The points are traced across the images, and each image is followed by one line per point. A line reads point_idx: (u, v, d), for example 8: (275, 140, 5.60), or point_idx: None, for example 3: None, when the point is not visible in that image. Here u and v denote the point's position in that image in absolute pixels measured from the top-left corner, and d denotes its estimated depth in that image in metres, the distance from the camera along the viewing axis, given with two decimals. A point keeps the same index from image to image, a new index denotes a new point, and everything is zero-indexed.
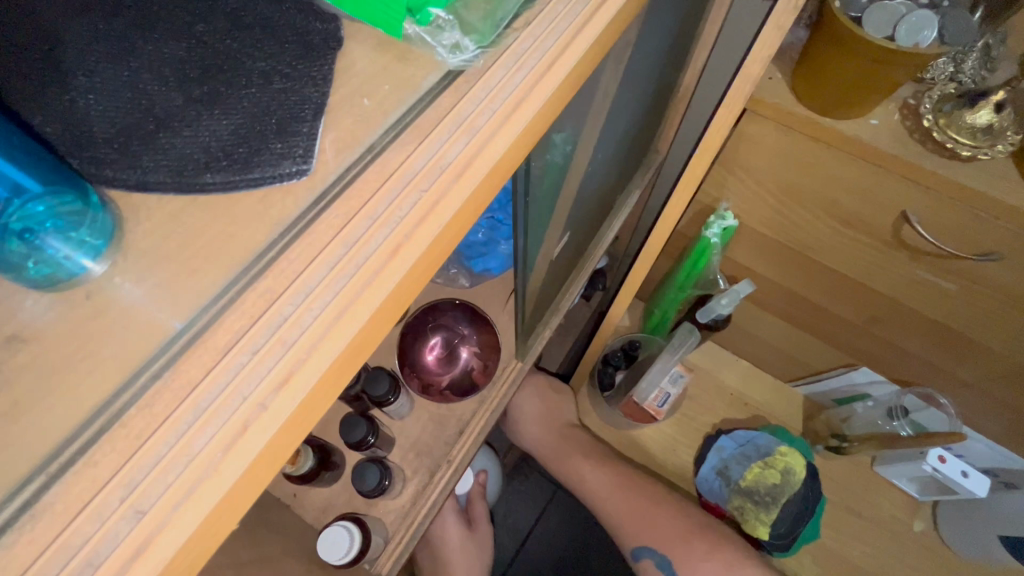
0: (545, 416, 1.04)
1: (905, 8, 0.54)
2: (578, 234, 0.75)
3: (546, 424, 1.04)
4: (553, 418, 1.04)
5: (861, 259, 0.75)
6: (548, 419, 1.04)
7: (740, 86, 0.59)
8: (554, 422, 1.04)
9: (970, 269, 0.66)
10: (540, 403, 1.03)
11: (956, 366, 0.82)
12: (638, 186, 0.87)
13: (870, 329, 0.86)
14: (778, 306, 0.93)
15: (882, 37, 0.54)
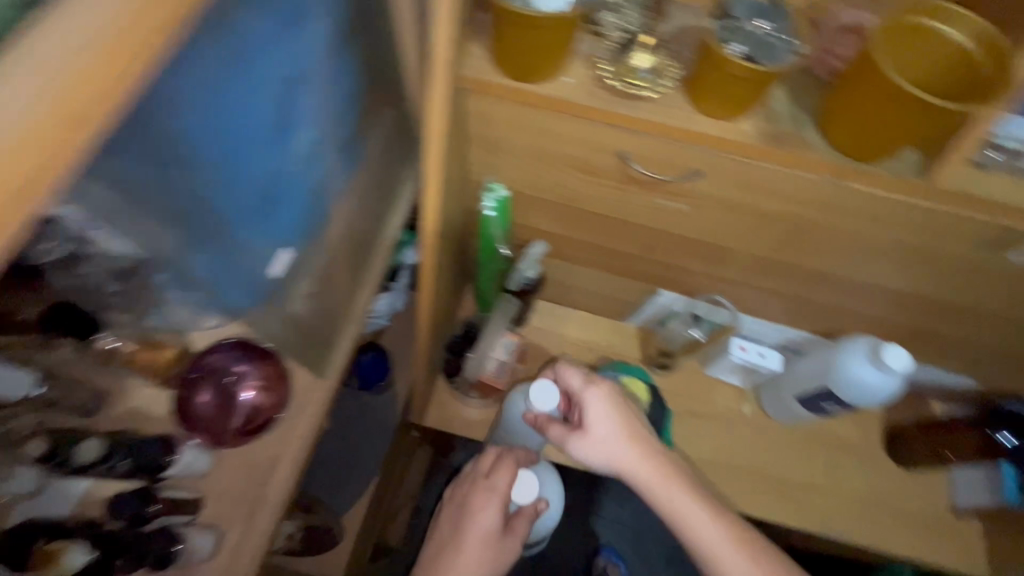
0: (635, 437, 0.78)
1: None
2: (351, 237, 0.73)
3: (644, 447, 0.78)
4: (636, 433, 0.79)
5: (613, 199, 0.82)
6: (636, 437, 0.78)
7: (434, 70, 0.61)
8: (642, 442, 0.78)
9: (688, 188, 0.75)
10: (624, 413, 0.80)
11: (722, 269, 0.94)
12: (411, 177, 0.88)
13: (650, 256, 0.96)
14: (577, 255, 1.01)
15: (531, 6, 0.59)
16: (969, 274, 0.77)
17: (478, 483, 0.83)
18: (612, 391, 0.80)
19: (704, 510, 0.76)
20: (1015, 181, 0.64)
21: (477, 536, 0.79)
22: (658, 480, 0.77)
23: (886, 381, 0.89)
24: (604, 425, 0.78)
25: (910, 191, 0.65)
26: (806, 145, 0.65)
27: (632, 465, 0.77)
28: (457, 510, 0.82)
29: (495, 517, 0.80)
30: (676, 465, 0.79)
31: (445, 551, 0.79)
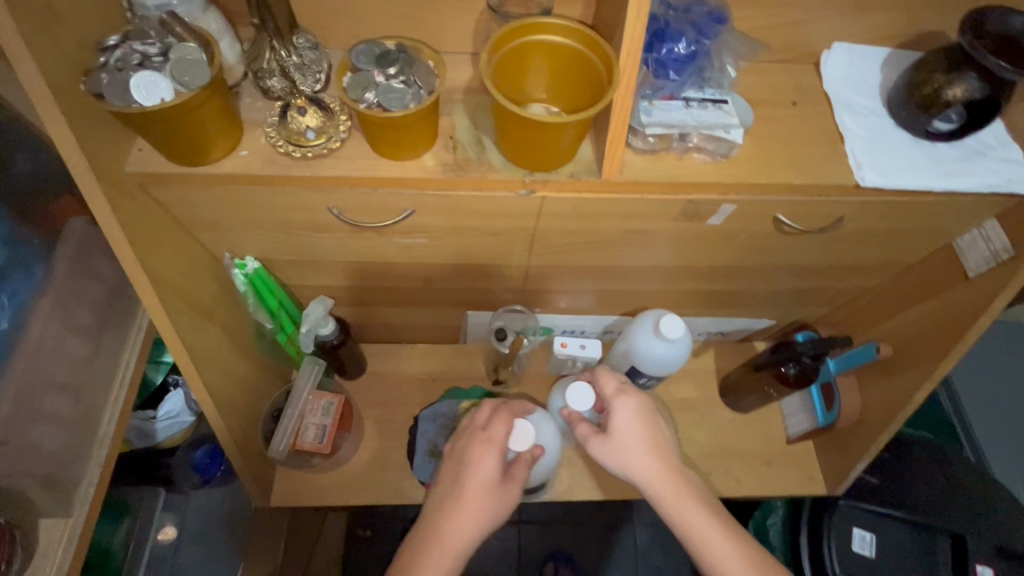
0: (653, 445, 0.75)
1: (154, 65, 0.55)
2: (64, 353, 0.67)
3: (657, 454, 0.74)
4: (660, 439, 0.76)
5: (361, 247, 0.82)
6: (656, 445, 0.75)
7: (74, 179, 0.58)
8: (666, 450, 0.76)
9: (416, 225, 0.75)
10: (648, 425, 0.76)
11: (506, 281, 0.96)
12: None
13: (435, 285, 0.96)
14: (371, 300, 1.00)
15: (143, 102, 0.54)
16: (697, 241, 0.82)
17: (476, 435, 0.75)
18: (643, 400, 0.78)
19: (703, 506, 0.73)
20: (679, 159, 0.70)
21: (473, 483, 0.71)
22: (676, 491, 0.73)
23: (678, 347, 0.95)
24: (629, 435, 0.75)
25: (595, 190, 0.69)
26: (490, 167, 0.68)
27: (651, 478, 0.73)
28: (454, 471, 0.73)
29: (497, 463, 0.72)
30: (684, 473, 0.75)
31: (447, 513, 0.70)
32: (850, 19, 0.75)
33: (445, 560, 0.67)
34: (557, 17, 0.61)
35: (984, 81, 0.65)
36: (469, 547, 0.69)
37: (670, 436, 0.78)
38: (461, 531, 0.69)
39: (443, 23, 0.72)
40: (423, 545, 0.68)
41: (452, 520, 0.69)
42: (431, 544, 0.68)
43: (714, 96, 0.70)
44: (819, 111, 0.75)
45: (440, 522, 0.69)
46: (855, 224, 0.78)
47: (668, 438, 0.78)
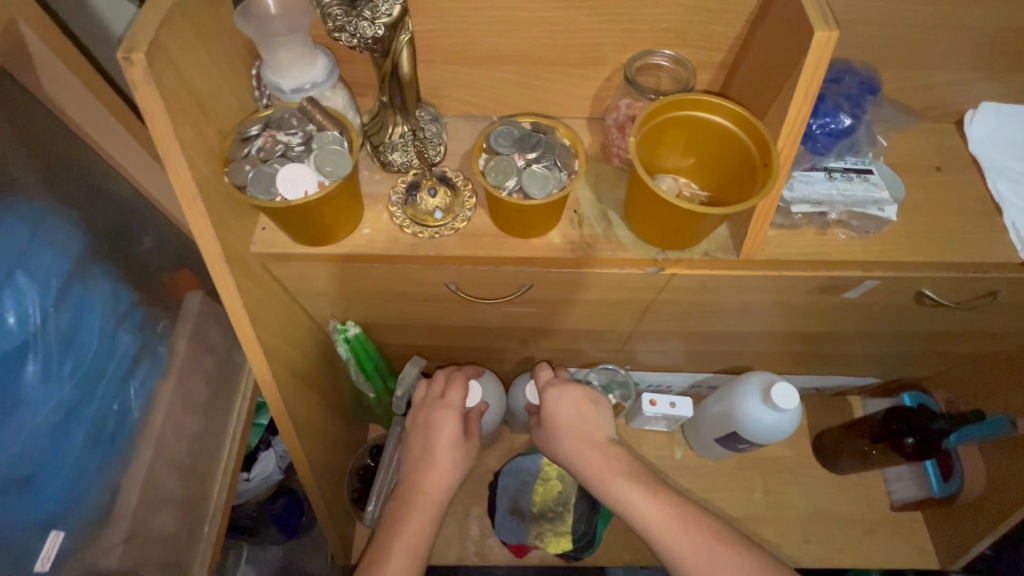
0: (579, 427, 0.74)
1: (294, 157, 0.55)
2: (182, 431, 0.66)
3: (581, 436, 0.73)
4: (587, 418, 0.74)
5: (465, 314, 0.79)
6: (581, 428, 0.74)
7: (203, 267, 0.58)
8: (591, 431, 0.73)
9: (529, 297, 0.72)
10: (574, 408, 0.75)
11: (604, 342, 0.92)
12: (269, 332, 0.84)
13: (530, 345, 0.93)
14: (460, 358, 0.97)
15: (282, 196, 0.53)
16: (822, 311, 0.77)
17: (434, 401, 0.80)
18: (569, 388, 0.77)
19: (630, 484, 0.68)
20: (821, 235, 0.65)
21: (437, 442, 0.76)
22: (599, 472, 0.70)
23: (788, 415, 0.89)
24: (559, 420, 0.75)
25: (728, 268, 0.65)
26: (618, 244, 0.64)
27: (574, 458, 0.72)
28: (410, 437, 0.79)
29: (458, 424, 0.78)
30: (614, 450, 0.72)
31: (417, 470, 0.75)
32: (1004, 79, 0.69)
33: (422, 510, 0.71)
34: (709, 95, 0.57)
35: None
36: (438, 504, 0.72)
37: (603, 418, 0.75)
38: (436, 482, 0.74)
39: (567, 91, 0.69)
40: (398, 504, 0.72)
41: (426, 474, 0.74)
42: (402, 496, 0.73)
43: (858, 166, 0.65)
44: (969, 178, 0.70)
45: (410, 477, 0.75)
46: (1007, 297, 0.71)
47: (600, 422, 0.75)
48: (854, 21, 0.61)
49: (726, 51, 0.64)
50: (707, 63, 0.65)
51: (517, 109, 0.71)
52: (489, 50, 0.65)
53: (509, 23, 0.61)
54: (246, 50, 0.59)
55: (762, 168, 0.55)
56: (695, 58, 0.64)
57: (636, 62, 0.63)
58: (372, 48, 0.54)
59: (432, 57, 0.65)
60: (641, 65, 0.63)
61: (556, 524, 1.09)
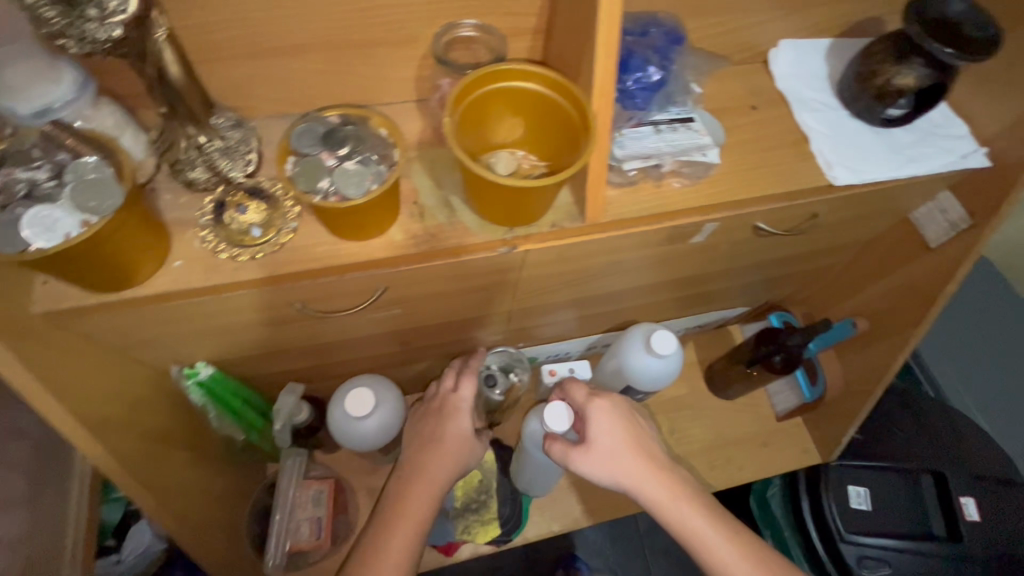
0: (635, 444, 0.72)
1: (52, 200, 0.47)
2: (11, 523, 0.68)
3: (643, 453, 0.71)
4: (641, 434, 0.73)
5: (331, 329, 0.73)
6: (639, 444, 0.72)
7: None
8: (647, 448, 0.72)
9: (391, 299, 0.68)
10: (626, 424, 0.73)
11: (489, 326, 0.91)
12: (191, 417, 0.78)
13: (414, 345, 0.89)
14: (345, 372, 0.91)
15: (42, 246, 0.45)
16: (680, 258, 0.80)
17: (447, 395, 0.86)
18: (616, 401, 0.75)
19: (694, 502, 0.70)
20: (658, 187, 0.66)
21: (446, 433, 0.82)
22: (666, 492, 0.70)
23: (671, 361, 0.93)
24: (609, 441, 0.72)
25: (578, 236, 0.65)
26: (466, 230, 0.62)
27: (636, 480, 0.70)
28: (423, 431, 0.83)
29: (471, 417, 0.84)
30: (671, 466, 0.72)
31: (428, 456, 0.80)
32: (793, 16, 0.74)
33: (424, 489, 0.77)
34: (518, 61, 0.55)
35: (932, 68, 0.67)
36: (442, 485, 0.78)
37: (651, 432, 0.75)
38: (443, 467, 0.79)
39: (385, 75, 0.64)
40: (403, 486, 0.77)
41: (436, 459, 0.80)
42: (406, 482, 0.77)
43: (681, 115, 0.67)
44: (779, 113, 0.75)
45: (418, 466, 0.79)
46: (827, 216, 0.78)
47: (653, 437, 0.75)
48: None
49: (537, 15, 0.62)
50: (521, 29, 0.63)
51: (335, 101, 0.65)
52: (282, 40, 0.58)
53: (296, 7, 0.55)
54: None
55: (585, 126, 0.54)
56: (507, 25, 0.62)
57: (443, 37, 0.60)
58: (117, 53, 0.46)
59: (216, 55, 0.57)
60: (449, 39, 0.60)
61: (480, 513, 1.08)
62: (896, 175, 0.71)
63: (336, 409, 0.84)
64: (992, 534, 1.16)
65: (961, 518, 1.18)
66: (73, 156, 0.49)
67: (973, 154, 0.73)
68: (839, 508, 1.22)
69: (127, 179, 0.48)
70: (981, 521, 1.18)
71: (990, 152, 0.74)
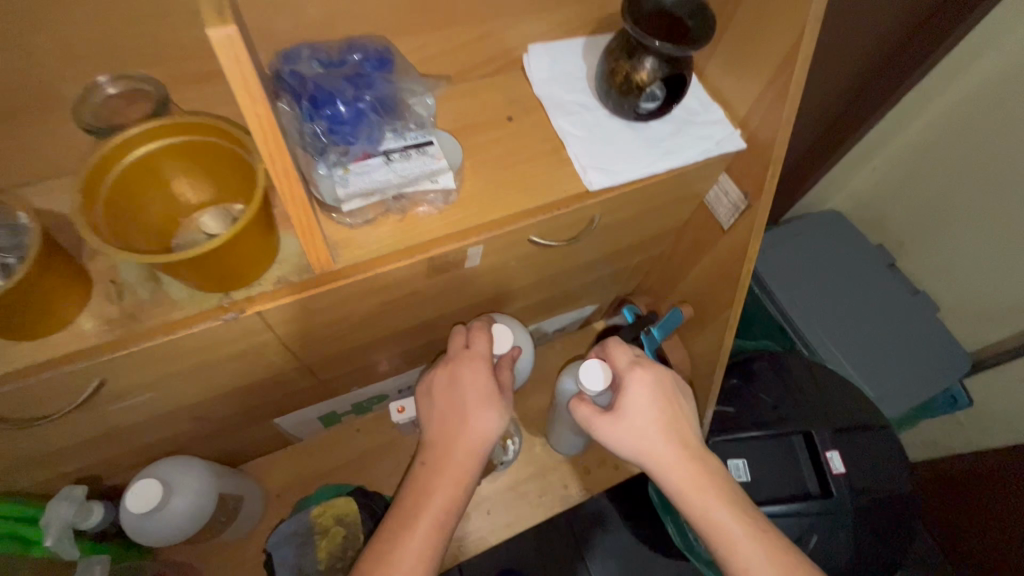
0: (671, 426, 0.65)
1: None
2: None
3: (678, 436, 0.65)
4: (681, 417, 0.66)
5: (74, 428, 0.65)
6: (677, 426, 0.65)
7: None
8: (685, 432, 0.65)
9: (125, 388, 0.61)
10: (665, 398, 0.67)
11: (302, 382, 0.84)
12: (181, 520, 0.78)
13: (216, 417, 0.81)
14: (141, 459, 0.82)
15: None
16: (470, 282, 0.77)
17: (464, 357, 0.75)
18: (660, 375, 0.68)
19: (727, 499, 0.61)
20: (402, 220, 0.62)
21: (478, 393, 0.71)
22: (699, 483, 0.62)
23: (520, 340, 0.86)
24: (643, 413, 0.65)
25: (311, 288, 0.59)
26: (171, 304, 0.55)
27: (665, 462, 0.63)
28: (443, 399, 0.72)
29: (488, 373, 0.73)
30: (706, 455, 0.64)
31: (451, 427, 0.70)
32: (533, 20, 0.72)
33: (460, 457, 0.67)
34: (136, 123, 0.48)
35: (660, 60, 0.66)
36: (474, 455, 0.68)
37: (693, 415, 0.68)
38: (475, 440, 0.69)
39: (58, 142, 0.56)
40: (436, 464, 0.67)
41: (468, 435, 0.69)
42: (437, 452, 0.68)
43: (416, 140, 0.63)
44: (537, 120, 0.72)
45: (445, 438, 0.69)
46: (608, 216, 0.77)
47: (694, 423, 0.67)
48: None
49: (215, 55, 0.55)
50: (208, 73, 0.57)
51: (11, 179, 0.57)
52: None
53: None
54: None
55: (263, 168, 0.49)
56: (182, 73, 0.56)
57: (84, 108, 0.54)
58: None
59: None
60: (98, 102, 0.54)
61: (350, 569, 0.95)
62: (651, 171, 0.69)
63: (123, 508, 0.74)
64: (856, 482, 1.20)
65: (830, 472, 1.21)
66: None
67: (728, 138, 0.74)
68: None
69: None
70: (847, 471, 1.21)
71: (746, 133, 0.75)
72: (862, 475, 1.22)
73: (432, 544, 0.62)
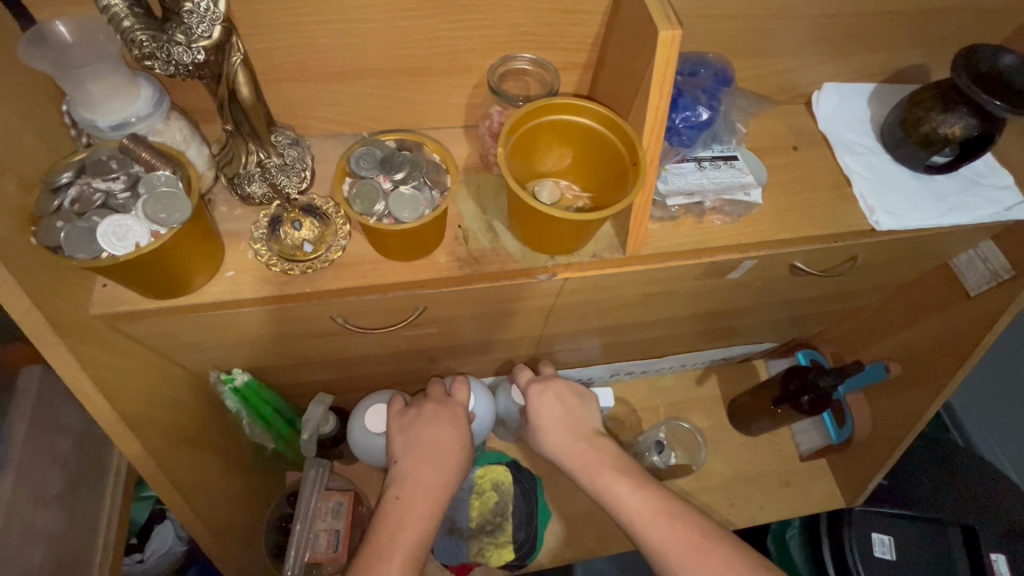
0: (563, 417, 0.78)
1: (112, 215, 0.48)
2: None
3: (566, 428, 0.77)
4: (575, 410, 0.79)
5: (364, 343, 0.74)
6: (568, 419, 0.78)
7: (44, 347, 0.48)
8: (578, 422, 0.77)
9: (428, 319, 0.69)
10: (560, 400, 0.80)
11: (519, 350, 0.91)
12: None
13: (442, 363, 0.90)
14: (370, 385, 0.92)
15: (93, 258, 0.46)
16: (713, 293, 0.80)
17: (442, 400, 0.81)
18: (552, 383, 0.82)
19: (610, 466, 0.70)
20: (699, 223, 0.67)
21: (450, 423, 0.77)
22: (585, 460, 0.72)
23: (481, 400, 0.89)
24: (539, 415, 0.79)
25: (615, 266, 0.65)
26: (507, 255, 0.63)
27: (561, 449, 0.75)
28: (410, 426, 0.77)
29: (444, 415, 0.78)
30: (599, 440, 0.74)
31: (402, 466, 0.73)
32: (838, 61, 0.75)
33: (434, 467, 0.72)
34: (559, 97, 0.56)
35: (979, 119, 0.66)
36: (451, 472, 0.73)
37: (587, 411, 0.79)
38: (427, 476, 0.71)
39: (435, 100, 0.67)
40: (393, 498, 0.69)
41: (416, 471, 0.71)
42: (394, 475, 0.72)
43: (725, 154, 0.68)
44: (820, 155, 0.75)
45: (420, 451, 0.74)
46: (866, 258, 0.78)
47: (594, 421, 0.78)
48: (701, 17, 0.63)
49: (588, 50, 0.63)
50: (569, 64, 0.65)
51: (390, 124, 0.68)
52: (347, 65, 0.60)
53: (359, 36, 0.58)
54: (46, 84, 0.51)
55: (642, 154, 0.54)
56: (558, 59, 0.64)
57: (497, 71, 0.61)
58: (198, 73, 0.48)
59: (278, 76, 0.60)
60: (505, 70, 0.62)
61: (495, 534, 1.07)
62: (939, 222, 0.70)
63: (363, 422, 0.85)
64: None
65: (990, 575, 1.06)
66: (130, 183, 0.50)
67: (1018, 206, 0.73)
68: (864, 559, 1.10)
69: (180, 184, 0.50)
70: None
71: None
72: None
73: (421, 540, 0.66)
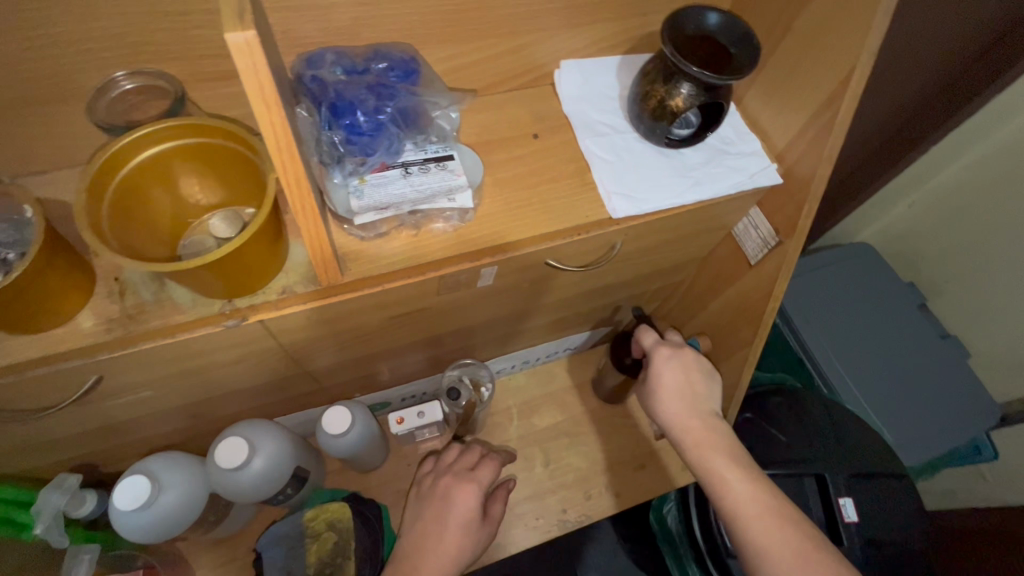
0: (688, 391, 0.69)
1: None
2: None
3: (687, 403, 0.69)
4: (697, 389, 0.70)
5: (66, 421, 0.64)
6: (688, 393, 0.69)
7: None
8: (700, 399, 0.69)
9: (121, 385, 0.59)
10: (688, 374, 0.70)
11: (303, 387, 0.82)
12: (175, 511, 0.76)
13: (213, 416, 0.80)
14: (135, 452, 0.81)
15: None
16: (483, 300, 0.74)
17: (462, 473, 0.74)
18: (684, 352, 0.72)
19: (725, 451, 0.65)
20: (415, 236, 0.60)
21: (463, 502, 0.71)
22: (695, 437, 0.66)
23: (269, 444, 0.81)
24: (662, 380, 0.70)
25: (319, 302, 0.56)
26: (173, 308, 0.54)
27: (677, 424, 0.68)
28: (424, 501, 0.72)
29: (474, 497, 0.71)
30: (714, 420, 0.68)
31: (417, 547, 0.67)
32: (567, 35, 0.69)
33: (439, 550, 0.66)
34: (161, 119, 0.48)
35: (697, 87, 0.62)
36: (454, 560, 0.67)
37: (711, 391, 0.70)
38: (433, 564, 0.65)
39: (76, 133, 0.56)
40: None
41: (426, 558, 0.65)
42: (403, 559, 0.66)
43: (437, 154, 0.61)
44: (562, 140, 0.69)
45: (430, 532, 0.68)
46: (630, 244, 0.73)
47: (710, 393, 0.70)
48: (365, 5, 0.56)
49: None
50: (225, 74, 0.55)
51: (29, 168, 0.57)
52: None
53: None
54: None
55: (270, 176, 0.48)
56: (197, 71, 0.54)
57: (99, 102, 0.53)
58: None
59: None
60: (114, 97, 0.53)
61: None
62: (681, 201, 0.66)
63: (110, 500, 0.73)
64: (871, 533, 0.99)
65: (840, 522, 1.00)
66: None
67: (763, 172, 0.70)
68: None
69: None
70: (860, 521, 1.00)
71: (781, 168, 0.71)
72: (878, 526, 1.00)
73: None
